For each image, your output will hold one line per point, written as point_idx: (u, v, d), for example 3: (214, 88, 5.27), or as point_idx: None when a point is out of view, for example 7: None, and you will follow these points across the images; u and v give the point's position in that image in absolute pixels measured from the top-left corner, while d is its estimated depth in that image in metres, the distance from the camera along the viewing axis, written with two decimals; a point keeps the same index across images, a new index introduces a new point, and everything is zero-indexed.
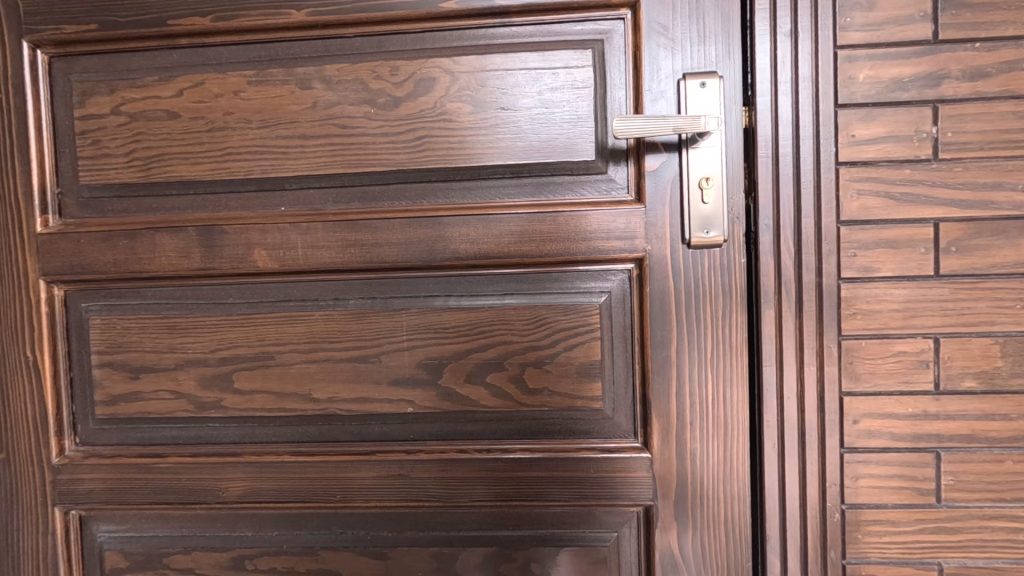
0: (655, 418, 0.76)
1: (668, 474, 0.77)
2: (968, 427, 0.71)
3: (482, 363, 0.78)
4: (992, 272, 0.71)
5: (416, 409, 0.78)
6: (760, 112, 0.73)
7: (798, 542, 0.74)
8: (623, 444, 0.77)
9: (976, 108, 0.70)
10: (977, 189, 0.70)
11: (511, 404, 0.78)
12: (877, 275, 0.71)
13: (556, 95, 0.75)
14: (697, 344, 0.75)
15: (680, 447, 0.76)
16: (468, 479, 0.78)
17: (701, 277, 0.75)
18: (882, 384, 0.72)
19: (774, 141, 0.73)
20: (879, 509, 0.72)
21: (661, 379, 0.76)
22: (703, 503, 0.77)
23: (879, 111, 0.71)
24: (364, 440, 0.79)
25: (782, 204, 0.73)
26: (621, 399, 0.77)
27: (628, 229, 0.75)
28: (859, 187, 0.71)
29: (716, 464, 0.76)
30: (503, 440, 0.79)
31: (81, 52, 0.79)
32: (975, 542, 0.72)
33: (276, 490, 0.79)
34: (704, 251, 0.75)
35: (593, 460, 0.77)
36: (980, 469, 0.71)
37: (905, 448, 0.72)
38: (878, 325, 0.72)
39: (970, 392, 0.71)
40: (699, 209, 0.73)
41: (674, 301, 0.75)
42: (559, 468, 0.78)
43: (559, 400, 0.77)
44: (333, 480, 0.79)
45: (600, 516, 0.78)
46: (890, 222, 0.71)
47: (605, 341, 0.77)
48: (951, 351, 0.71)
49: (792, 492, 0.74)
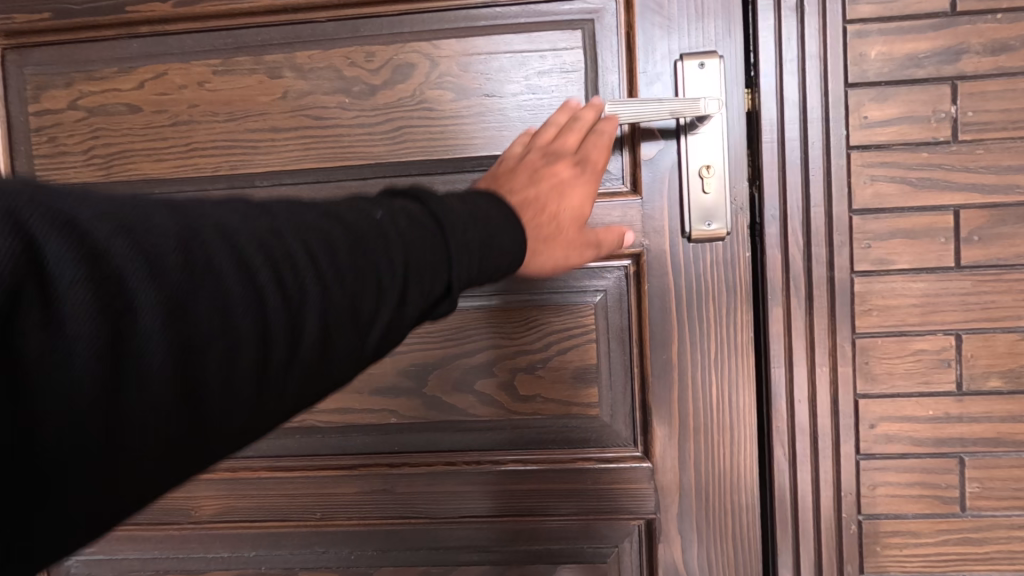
0: (655, 425, 0.71)
1: (671, 485, 0.72)
2: (994, 430, 0.66)
3: (471, 368, 0.73)
4: (1018, 262, 0.65)
5: (400, 419, 0.73)
6: (764, 94, 0.67)
7: (811, 555, 0.69)
8: (622, 453, 0.72)
9: (998, 85, 0.64)
10: (1001, 173, 0.65)
11: (502, 411, 0.73)
12: (893, 268, 0.66)
13: (543, 80, 0.70)
14: (700, 345, 0.70)
15: (684, 455, 0.71)
16: (457, 493, 0.74)
17: (703, 273, 0.70)
18: (900, 386, 0.67)
19: (780, 125, 0.67)
20: (899, 519, 0.67)
21: (662, 383, 0.71)
22: (709, 514, 0.72)
23: (894, 90, 0.65)
24: (346, 453, 0.74)
25: (789, 193, 0.67)
26: (619, 404, 0.72)
27: (624, 223, 0.70)
28: (872, 173, 0.66)
29: (723, 473, 0.71)
30: (494, 451, 0.73)
31: (34, 43, 0.74)
32: (1003, 553, 0.67)
33: (253, 508, 0.74)
34: (706, 245, 0.69)
35: (591, 470, 0.72)
36: (1008, 475, 0.66)
37: (926, 454, 0.67)
38: (895, 322, 0.66)
39: (995, 392, 0.66)
40: (700, 200, 0.68)
41: (675, 300, 0.70)
42: (554, 480, 0.73)
43: (553, 407, 0.72)
44: (314, 496, 0.74)
45: (599, 531, 0.73)
46: (908, 209, 0.66)
47: (601, 343, 0.71)
48: (974, 348, 0.66)
49: (805, 502, 0.69)
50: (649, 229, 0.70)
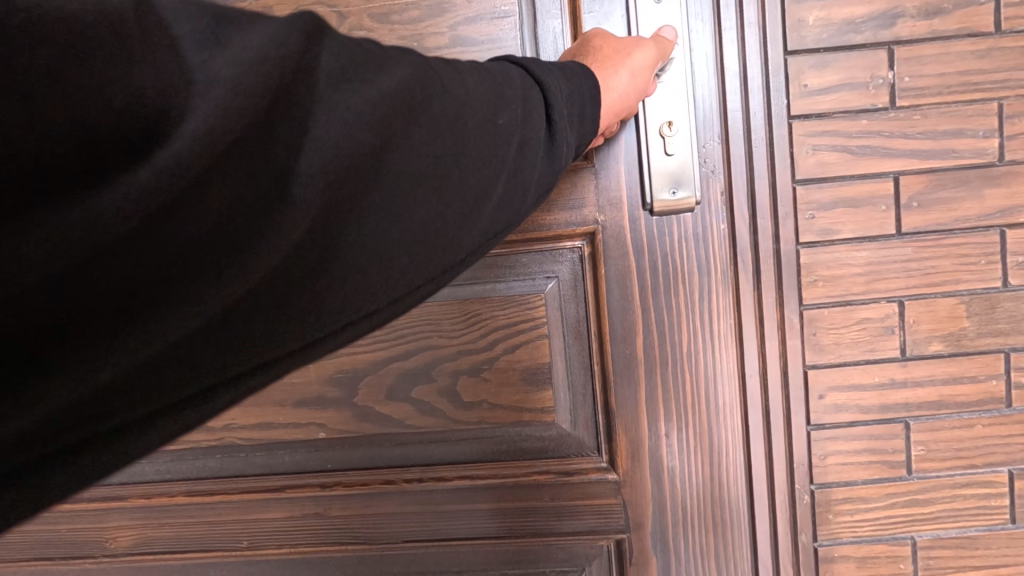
0: (619, 431, 0.70)
1: (642, 486, 0.70)
2: (938, 393, 0.67)
3: (417, 367, 0.69)
4: (956, 227, 0.66)
5: (330, 434, 0.70)
6: (706, 58, 0.65)
7: (772, 536, 0.70)
8: (588, 465, 0.70)
9: (933, 49, 0.64)
10: (938, 138, 0.65)
11: (449, 421, 0.70)
12: (838, 237, 0.66)
13: (472, 27, 0.66)
14: (672, 337, 0.68)
15: (654, 454, 0.70)
16: (398, 514, 0.71)
17: (670, 256, 0.68)
18: (847, 355, 0.67)
19: (721, 94, 0.65)
20: (849, 486, 0.68)
21: (625, 380, 0.69)
22: (685, 511, 0.70)
23: (833, 57, 0.64)
24: (274, 474, 0.72)
25: (730, 165, 0.66)
26: (581, 411, 0.70)
27: (578, 199, 0.68)
28: (814, 142, 0.65)
29: (696, 465, 0.70)
30: (439, 466, 0.71)
31: None
32: (947, 512, 0.68)
33: (172, 537, 0.72)
34: (671, 216, 0.67)
35: (549, 486, 0.70)
36: (951, 436, 0.68)
37: (872, 421, 0.68)
38: (841, 292, 0.66)
39: (937, 355, 0.67)
40: (664, 164, 0.66)
41: (631, 288, 0.68)
42: (508, 497, 0.71)
43: (503, 415, 0.70)
44: (236, 522, 0.72)
45: (564, 551, 0.71)
46: (850, 178, 0.65)
47: (554, 340, 0.69)
48: (917, 314, 0.66)
49: (761, 484, 0.69)
50: (600, 207, 0.67)
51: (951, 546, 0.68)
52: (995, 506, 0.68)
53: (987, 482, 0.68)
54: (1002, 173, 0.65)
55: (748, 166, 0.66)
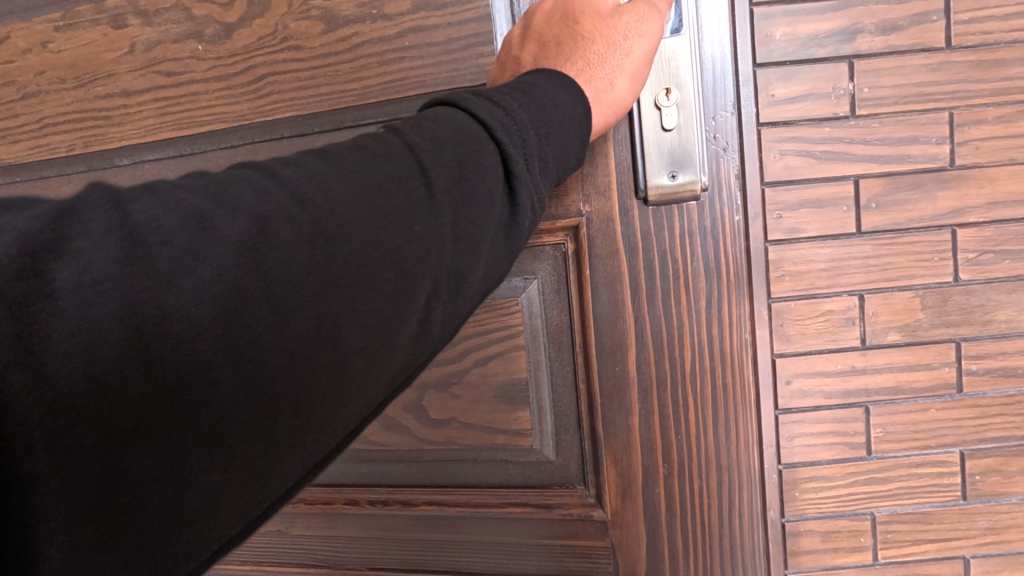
0: (607, 461, 0.74)
1: (643, 497, 0.75)
2: (895, 379, 0.73)
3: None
4: (912, 226, 0.71)
5: None
6: (709, 41, 0.68)
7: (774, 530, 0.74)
8: (575, 504, 0.76)
9: (889, 63, 0.69)
10: (894, 144, 0.70)
11: (416, 438, 0.79)
12: (804, 235, 0.71)
13: None
14: (670, 348, 0.72)
15: (655, 462, 0.74)
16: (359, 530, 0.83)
17: (666, 262, 0.71)
18: (812, 344, 0.72)
19: (716, 80, 0.69)
20: (814, 466, 0.74)
21: (613, 402, 0.73)
22: (693, 514, 0.74)
23: (798, 69, 0.69)
24: None
25: (718, 156, 0.70)
26: (567, 443, 0.76)
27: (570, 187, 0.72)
28: (781, 147, 0.70)
29: (698, 470, 0.73)
30: (405, 489, 0.81)
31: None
32: (904, 489, 0.74)
33: None
34: (669, 199, 0.70)
35: (523, 519, 0.77)
36: (907, 419, 0.73)
37: (835, 405, 0.73)
38: (806, 285, 0.72)
39: (894, 344, 0.72)
40: (659, 142, 0.69)
41: (632, 302, 0.72)
42: (484, 526, 0.79)
43: (473, 438, 0.77)
44: None
45: None
46: (814, 181, 0.71)
47: (535, 359, 0.75)
48: (876, 306, 0.72)
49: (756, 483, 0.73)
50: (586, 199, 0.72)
51: (907, 520, 0.74)
52: (947, 484, 0.74)
53: (940, 462, 0.73)
54: (954, 176, 0.70)
55: (724, 165, 0.70)
